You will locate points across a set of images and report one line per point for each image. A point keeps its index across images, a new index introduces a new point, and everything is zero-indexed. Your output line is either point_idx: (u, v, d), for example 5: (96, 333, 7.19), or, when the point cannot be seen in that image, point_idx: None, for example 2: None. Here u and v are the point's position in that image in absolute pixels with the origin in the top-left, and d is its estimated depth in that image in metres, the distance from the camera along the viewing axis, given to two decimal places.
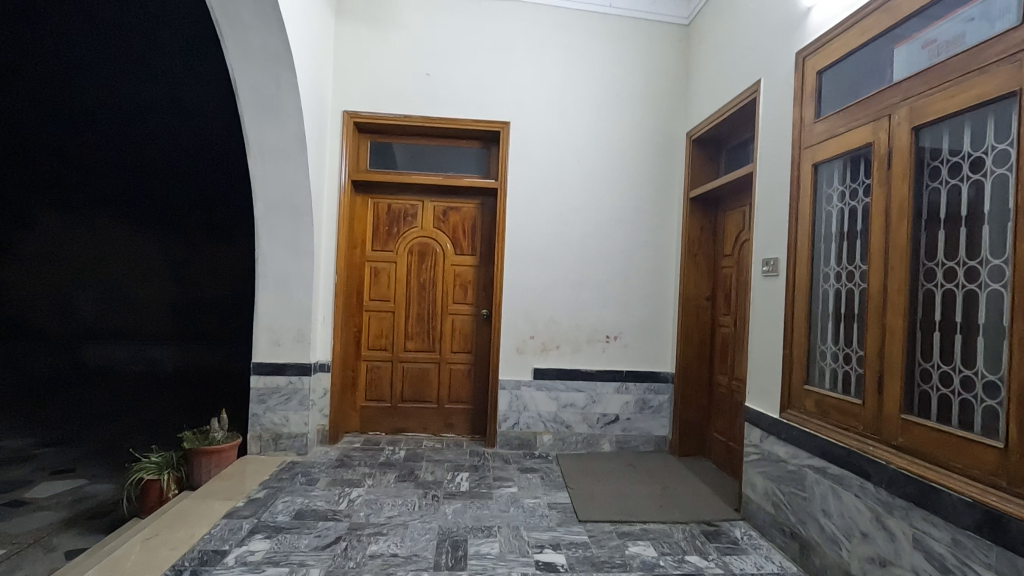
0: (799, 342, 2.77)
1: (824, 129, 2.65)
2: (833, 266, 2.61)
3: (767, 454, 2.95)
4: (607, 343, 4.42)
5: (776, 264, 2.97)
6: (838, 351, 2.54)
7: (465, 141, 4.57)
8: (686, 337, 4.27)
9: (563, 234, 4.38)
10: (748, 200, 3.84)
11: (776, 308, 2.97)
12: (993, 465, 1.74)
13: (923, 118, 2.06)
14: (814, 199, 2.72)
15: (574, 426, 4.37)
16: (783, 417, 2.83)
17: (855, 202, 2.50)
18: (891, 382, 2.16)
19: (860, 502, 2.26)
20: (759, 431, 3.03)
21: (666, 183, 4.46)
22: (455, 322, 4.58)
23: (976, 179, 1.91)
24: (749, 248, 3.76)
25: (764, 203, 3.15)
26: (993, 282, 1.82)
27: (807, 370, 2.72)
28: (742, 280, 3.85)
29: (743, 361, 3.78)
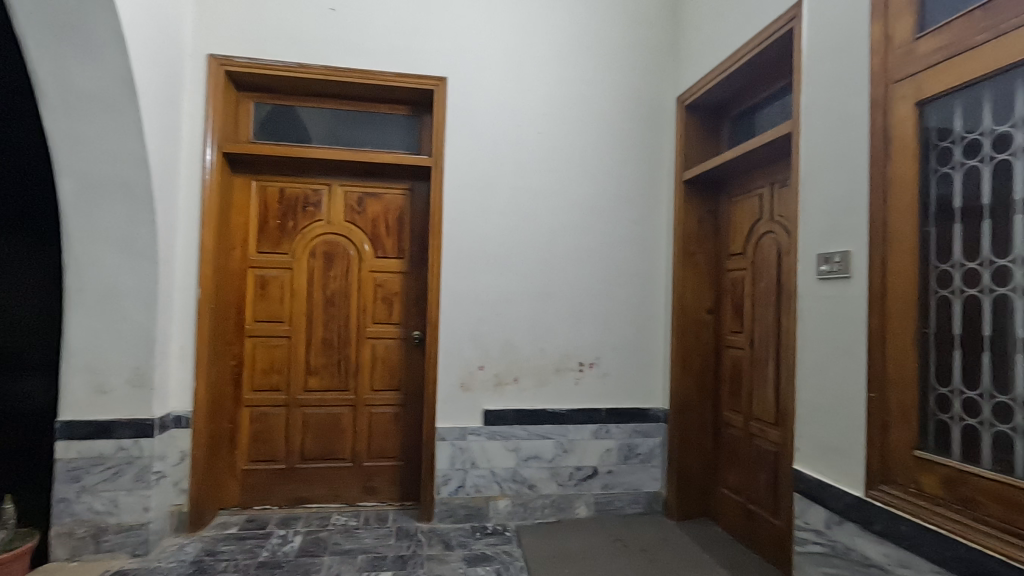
0: (899, 380, 1.80)
1: (938, 45, 1.70)
2: (959, 262, 1.70)
3: (844, 550, 1.95)
4: (581, 372, 3.34)
5: (844, 261, 1.99)
6: (986, 399, 1.63)
7: (387, 106, 3.42)
8: (684, 362, 3.27)
9: (523, 230, 3.29)
10: (772, 179, 2.86)
11: (846, 327, 1.98)
12: None
13: None
14: (918, 157, 1.77)
15: (540, 486, 3.25)
16: (871, 496, 1.85)
17: (1009, 155, 1.57)
18: None
19: None
20: (826, 512, 2.04)
21: (653, 162, 3.45)
22: (377, 350, 3.38)
23: None
24: (777, 244, 2.79)
25: (814, 173, 2.16)
26: None
27: (916, 425, 1.75)
28: (763, 288, 2.88)
29: (771, 397, 2.78)
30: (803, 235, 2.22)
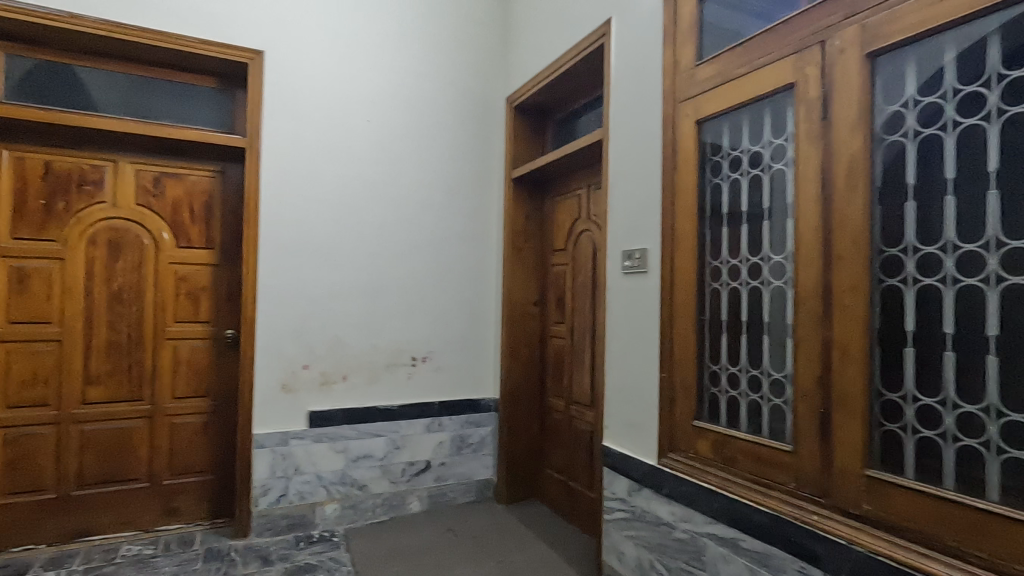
0: (683, 361, 2.08)
1: (711, 73, 1.99)
2: (726, 259, 1.98)
3: (641, 513, 2.21)
4: (414, 367, 3.31)
5: (643, 257, 2.26)
6: (743, 373, 1.90)
7: (190, 76, 3.01)
8: (513, 352, 3.42)
9: (352, 220, 3.14)
10: (588, 182, 3.12)
11: (645, 316, 2.25)
12: None
13: (884, 39, 1.46)
14: (698, 169, 2.05)
15: (371, 485, 3.16)
16: (662, 464, 2.13)
17: (760, 171, 1.87)
18: (843, 421, 1.53)
19: None
20: (628, 481, 2.29)
21: (485, 159, 3.53)
22: (179, 352, 2.98)
23: (971, 124, 1.34)
24: (593, 241, 3.04)
25: (620, 177, 2.40)
26: (1009, 275, 1.26)
27: (695, 399, 2.04)
28: (581, 282, 3.13)
29: (587, 381, 3.04)
30: (611, 233, 2.45)
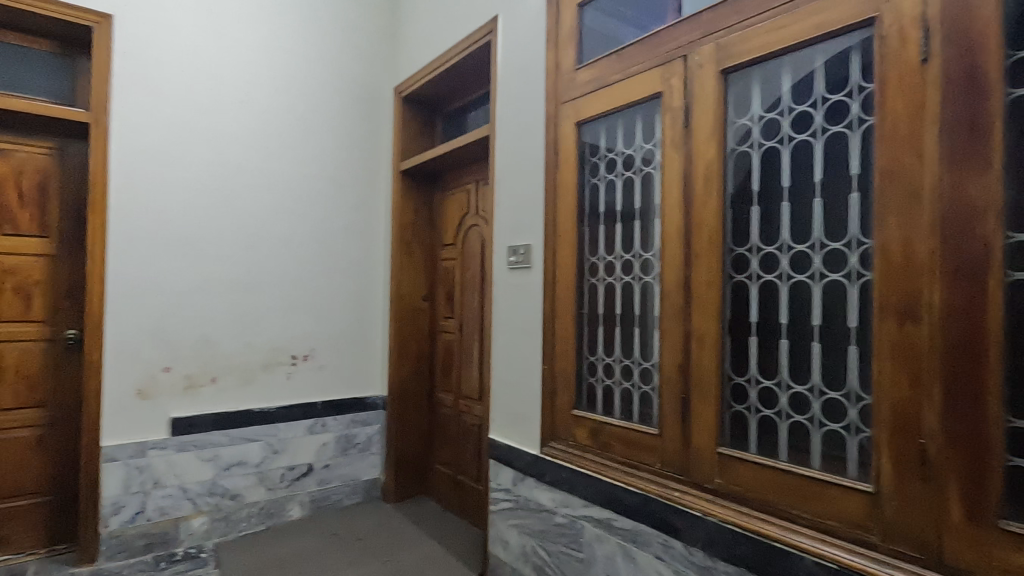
0: (564, 353, 2.17)
1: (590, 77, 2.08)
2: (603, 256, 2.09)
3: (525, 501, 2.29)
4: (294, 366, 3.13)
5: (527, 253, 2.33)
6: (617, 363, 2.02)
7: (16, 36, 2.59)
8: (401, 348, 3.36)
9: (222, 209, 2.89)
10: (477, 177, 3.14)
11: (530, 310, 2.32)
12: (858, 516, 1.34)
13: (734, 58, 1.61)
14: (577, 169, 2.14)
15: (246, 494, 2.95)
16: (545, 452, 2.21)
17: (633, 173, 1.99)
18: (700, 405, 1.69)
19: (664, 567, 1.72)
20: (513, 471, 2.36)
21: (372, 149, 3.41)
22: (4, 357, 2.57)
23: (802, 140, 1.51)
24: (481, 236, 3.07)
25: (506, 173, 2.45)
26: (829, 272, 1.44)
27: (574, 389, 2.13)
28: (470, 276, 3.14)
29: (475, 375, 3.07)
30: (497, 228, 2.49)
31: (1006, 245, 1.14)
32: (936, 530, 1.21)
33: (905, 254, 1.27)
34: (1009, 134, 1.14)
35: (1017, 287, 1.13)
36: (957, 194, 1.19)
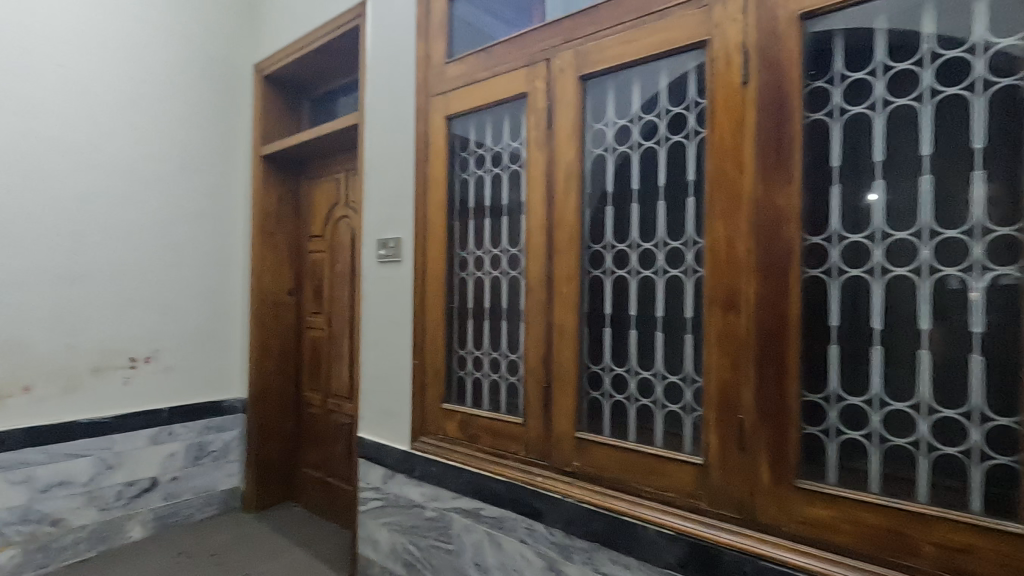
0: (433, 347, 2.18)
1: (460, 72, 2.10)
2: (472, 251, 2.12)
3: (395, 499, 2.26)
4: (133, 370, 2.78)
5: (397, 246, 2.30)
6: (486, 356, 2.06)
7: None
8: (263, 347, 3.13)
9: (35, 189, 2.47)
10: (347, 167, 3.02)
11: (400, 305, 2.30)
12: (691, 485, 1.50)
13: (591, 66, 1.72)
14: (447, 163, 2.15)
15: (71, 518, 2.58)
16: (415, 448, 2.20)
17: (500, 170, 2.03)
18: (560, 393, 1.78)
19: (528, 550, 1.80)
20: (383, 469, 2.32)
21: (228, 129, 3.13)
22: None
23: (649, 147, 1.65)
24: (351, 228, 2.96)
25: (376, 165, 2.39)
26: (670, 268, 1.59)
27: (444, 383, 2.15)
28: (339, 270, 3.01)
29: (345, 372, 2.96)
30: (366, 221, 2.44)
31: (803, 246, 1.34)
32: (751, 493, 1.39)
33: (728, 252, 1.44)
34: (806, 151, 1.34)
35: (811, 281, 1.34)
36: (767, 201, 1.38)
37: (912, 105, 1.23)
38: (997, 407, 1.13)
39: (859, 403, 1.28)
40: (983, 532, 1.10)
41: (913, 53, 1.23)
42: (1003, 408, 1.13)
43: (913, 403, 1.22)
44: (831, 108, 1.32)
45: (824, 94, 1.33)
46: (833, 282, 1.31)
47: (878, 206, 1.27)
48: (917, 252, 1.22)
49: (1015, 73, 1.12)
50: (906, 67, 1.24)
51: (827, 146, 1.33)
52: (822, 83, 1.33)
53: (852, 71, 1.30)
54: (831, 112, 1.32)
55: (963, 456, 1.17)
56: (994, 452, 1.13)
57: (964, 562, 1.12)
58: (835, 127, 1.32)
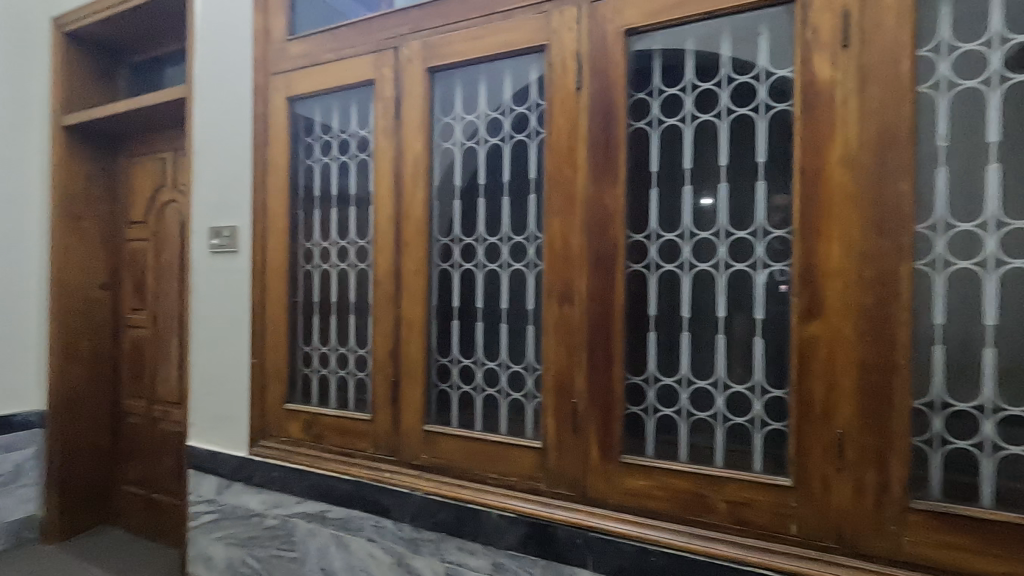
0: (275, 344, 2.04)
1: (303, 52, 1.98)
2: (318, 242, 2.01)
3: (231, 510, 2.09)
4: None
5: (232, 235, 2.11)
6: (332, 352, 1.97)
7: None
8: (68, 351, 2.69)
9: None
10: (174, 145, 2.69)
11: (236, 299, 2.11)
12: (531, 468, 1.58)
13: (439, 58, 1.72)
14: (289, 147, 2.02)
15: None
16: (254, 453, 2.05)
17: (347, 158, 1.95)
18: (409, 387, 1.77)
19: (376, 547, 1.77)
20: (217, 479, 2.13)
21: (15, 90, 2.61)
22: None
23: (494, 143, 1.69)
24: (180, 214, 2.65)
25: (208, 145, 2.17)
26: (514, 262, 1.65)
27: (287, 382, 2.02)
28: (166, 261, 2.68)
29: (174, 376, 2.65)
30: (196, 207, 2.21)
31: (627, 243, 1.48)
32: (583, 470, 1.51)
33: (564, 247, 1.54)
34: (629, 156, 1.47)
35: (633, 275, 1.48)
36: (597, 201, 1.49)
37: (712, 121, 1.40)
38: (774, 380, 1.33)
39: (671, 383, 1.44)
40: (760, 487, 1.31)
41: (714, 76, 1.40)
42: (777, 382, 1.33)
43: (713, 380, 1.39)
44: (651, 119, 1.47)
45: (645, 105, 1.47)
46: (651, 275, 1.46)
47: (686, 208, 1.43)
48: (716, 249, 1.40)
49: (788, 100, 1.32)
50: (708, 88, 1.41)
51: (647, 152, 1.47)
52: (644, 95, 1.47)
53: (668, 87, 1.45)
54: (651, 122, 1.47)
55: (749, 424, 1.35)
56: (771, 419, 1.33)
57: (746, 514, 1.32)
58: (654, 136, 1.46)
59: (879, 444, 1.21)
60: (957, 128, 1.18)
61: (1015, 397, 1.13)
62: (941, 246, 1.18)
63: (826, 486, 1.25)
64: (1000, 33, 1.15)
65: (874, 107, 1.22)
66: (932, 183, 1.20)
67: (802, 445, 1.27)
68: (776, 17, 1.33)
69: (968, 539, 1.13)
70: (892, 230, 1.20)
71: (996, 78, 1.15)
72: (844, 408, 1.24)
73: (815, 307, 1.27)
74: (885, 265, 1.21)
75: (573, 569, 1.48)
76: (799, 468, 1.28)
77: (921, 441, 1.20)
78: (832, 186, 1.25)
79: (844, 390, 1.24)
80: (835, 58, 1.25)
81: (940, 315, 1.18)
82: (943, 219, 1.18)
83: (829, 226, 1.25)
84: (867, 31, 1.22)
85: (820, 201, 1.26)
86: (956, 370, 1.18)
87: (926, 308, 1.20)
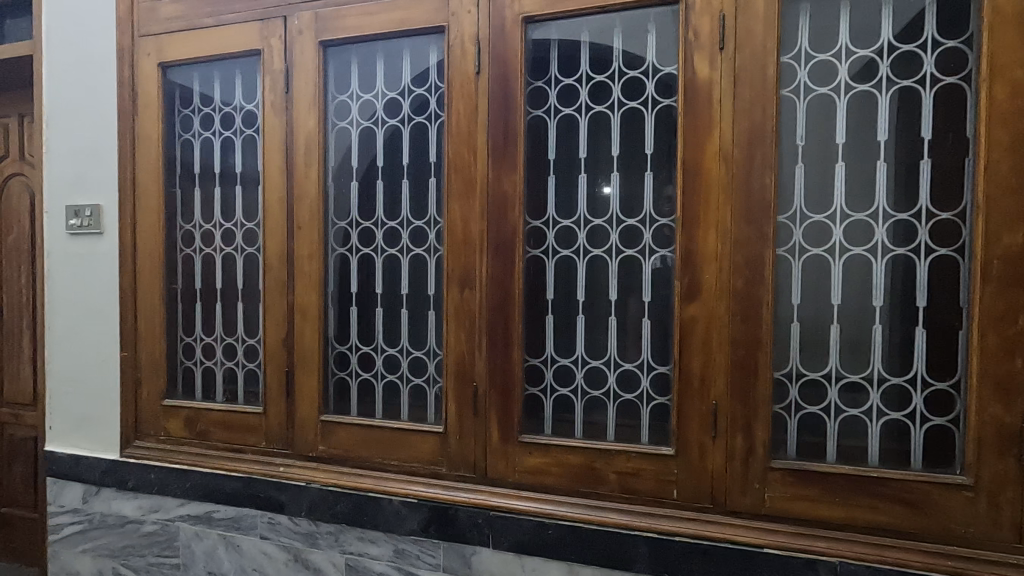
0: (148, 336, 1.86)
1: (176, 13, 1.80)
2: (199, 224, 1.85)
3: (100, 519, 1.90)
4: None
5: (95, 215, 1.89)
6: (218, 342, 1.83)
7: None
8: None
9: None
10: (19, 110, 2.34)
11: (101, 287, 1.90)
12: (432, 453, 1.58)
13: (332, 33, 1.65)
14: (163, 118, 1.83)
15: None
16: (127, 455, 1.87)
17: (232, 134, 1.80)
18: (304, 376, 1.70)
19: (270, 545, 1.70)
20: (81, 486, 1.92)
21: None
22: None
23: (393, 125, 1.64)
24: (30, 188, 2.31)
25: (62, 112, 1.92)
26: (414, 247, 1.63)
27: (165, 375, 1.85)
28: (13, 243, 2.34)
29: (26, 375, 2.33)
30: (48, 181, 1.95)
31: (525, 229, 1.51)
32: (483, 452, 1.54)
33: (464, 233, 1.54)
34: (527, 143, 1.50)
35: (531, 260, 1.52)
36: (496, 187, 1.51)
37: (606, 112, 1.46)
38: (659, 359, 1.43)
39: (567, 363, 1.50)
40: (645, 457, 1.41)
41: (607, 68, 1.46)
42: (662, 359, 1.43)
43: (605, 360, 1.47)
44: (548, 107, 1.50)
45: (543, 94, 1.50)
46: (549, 260, 1.51)
47: (581, 196, 1.48)
48: (608, 235, 1.47)
49: (672, 96, 1.41)
50: (602, 80, 1.46)
51: (544, 139, 1.50)
52: (541, 83, 1.50)
53: (565, 77, 1.49)
54: (549, 111, 1.50)
55: (637, 400, 1.44)
56: (656, 394, 1.43)
57: (634, 482, 1.42)
58: (551, 124, 1.50)
59: (745, 412, 1.34)
60: (812, 129, 1.33)
61: (854, 366, 1.31)
62: (798, 234, 1.33)
63: (702, 452, 1.37)
64: (848, 46, 1.30)
65: (745, 107, 1.33)
66: (791, 178, 1.34)
67: (682, 417, 1.39)
68: (663, 17, 1.41)
69: (816, 490, 1.30)
70: (759, 220, 1.33)
71: (844, 86, 1.30)
72: (717, 382, 1.36)
73: (694, 290, 1.37)
74: (753, 252, 1.33)
75: (475, 548, 1.51)
76: (680, 438, 1.39)
77: (781, 408, 1.35)
78: (709, 178, 1.36)
79: (718, 365, 1.36)
80: (713, 59, 1.35)
81: (796, 297, 1.34)
82: (800, 210, 1.33)
83: (707, 215, 1.36)
84: (739, 36, 1.33)
85: (699, 192, 1.37)
86: (811, 344, 1.33)
87: (786, 290, 1.34)
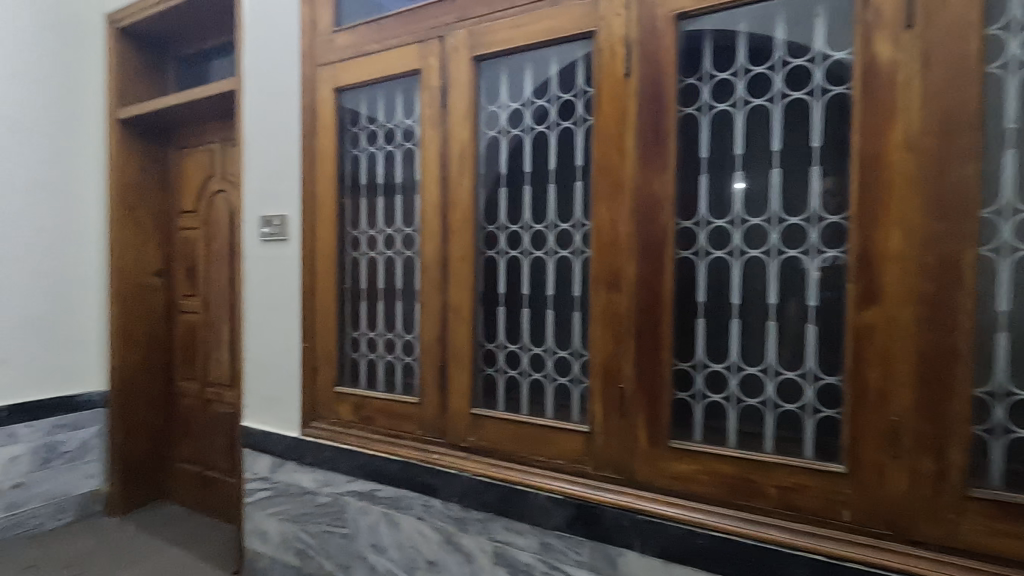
0: (323, 329, 2.10)
1: (348, 42, 2.02)
2: (365, 230, 2.06)
3: (284, 488, 2.18)
4: None
5: (282, 224, 2.18)
6: (380, 337, 2.03)
7: None
8: (125, 335, 2.85)
9: None
10: (222, 137, 2.78)
11: (286, 286, 2.19)
12: (578, 452, 1.61)
13: (484, 47, 1.74)
14: (337, 137, 2.07)
15: None
16: (306, 434, 2.13)
17: (394, 148, 1.98)
18: (456, 371, 1.81)
19: (425, 526, 1.84)
20: (270, 458, 2.22)
21: (72, 90, 2.77)
22: None
23: (540, 131, 1.70)
24: (230, 203, 2.73)
25: (258, 137, 2.25)
26: (560, 249, 1.67)
27: (336, 365, 2.09)
28: (217, 249, 2.79)
29: (226, 360, 2.76)
30: (247, 196, 2.29)
31: (675, 230, 1.48)
32: (630, 454, 1.53)
33: (611, 234, 1.55)
34: (679, 142, 1.47)
35: (682, 261, 1.48)
36: (645, 188, 1.49)
37: (765, 106, 1.39)
38: (827, 368, 1.33)
39: (720, 369, 1.44)
40: (811, 473, 1.31)
41: (768, 59, 1.38)
42: (830, 368, 1.32)
43: (763, 366, 1.40)
44: (701, 104, 1.46)
45: (695, 90, 1.46)
46: (700, 262, 1.46)
47: (737, 195, 1.42)
48: (767, 235, 1.39)
49: (845, 83, 1.30)
50: (762, 71, 1.39)
51: (697, 138, 1.46)
52: (694, 80, 1.46)
53: (719, 71, 1.44)
54: (701, 108, 1.46)
55: (800, 411, 1.35)
56: (823, 406, 1.33)
57: (796, 499, 1.33)
58: (704, 122, 1.45)
59: (936, 432, 1.20)
60: None
61: None
62: (1008, 231, 1.16)
63: (881, 473, 1.24)
64: None
65: (937, 89, 1.19)
66: (998, 167, 1.16)
67: (856, 433, 1.27)
68: None
69: None
70: (956, 216, 1.18)
71: None
72: (901, 395, 1.23)
73: (872, 293, 1.25)
74: (948, 251, 1.18)
75: (621, 550, 1.51)
76: (853, 455, 1.27)
77: (982, 430, 1.18)
78: (891, 171, 1.23)
79: (902, 378, 1.22)
80: (897, 39, 1.22)
81: (1004, 303, 1.16)
82: (1010, 204, 1.16)
83: (889, 211, 1.23)
84: (931, 10, 1.19)
85: (879, 186, 1.24)
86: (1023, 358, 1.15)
87: (990, 295, 1.17)
